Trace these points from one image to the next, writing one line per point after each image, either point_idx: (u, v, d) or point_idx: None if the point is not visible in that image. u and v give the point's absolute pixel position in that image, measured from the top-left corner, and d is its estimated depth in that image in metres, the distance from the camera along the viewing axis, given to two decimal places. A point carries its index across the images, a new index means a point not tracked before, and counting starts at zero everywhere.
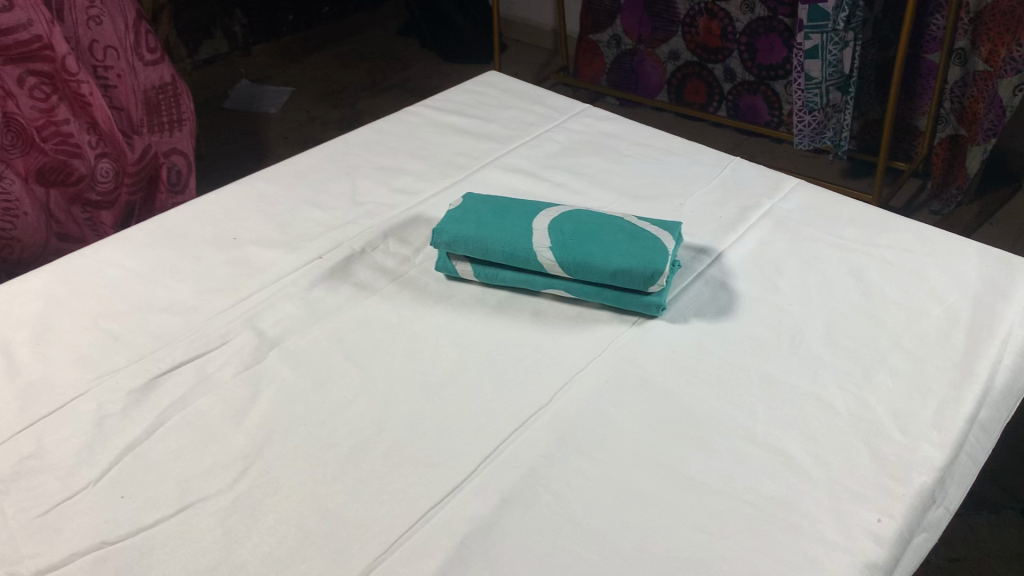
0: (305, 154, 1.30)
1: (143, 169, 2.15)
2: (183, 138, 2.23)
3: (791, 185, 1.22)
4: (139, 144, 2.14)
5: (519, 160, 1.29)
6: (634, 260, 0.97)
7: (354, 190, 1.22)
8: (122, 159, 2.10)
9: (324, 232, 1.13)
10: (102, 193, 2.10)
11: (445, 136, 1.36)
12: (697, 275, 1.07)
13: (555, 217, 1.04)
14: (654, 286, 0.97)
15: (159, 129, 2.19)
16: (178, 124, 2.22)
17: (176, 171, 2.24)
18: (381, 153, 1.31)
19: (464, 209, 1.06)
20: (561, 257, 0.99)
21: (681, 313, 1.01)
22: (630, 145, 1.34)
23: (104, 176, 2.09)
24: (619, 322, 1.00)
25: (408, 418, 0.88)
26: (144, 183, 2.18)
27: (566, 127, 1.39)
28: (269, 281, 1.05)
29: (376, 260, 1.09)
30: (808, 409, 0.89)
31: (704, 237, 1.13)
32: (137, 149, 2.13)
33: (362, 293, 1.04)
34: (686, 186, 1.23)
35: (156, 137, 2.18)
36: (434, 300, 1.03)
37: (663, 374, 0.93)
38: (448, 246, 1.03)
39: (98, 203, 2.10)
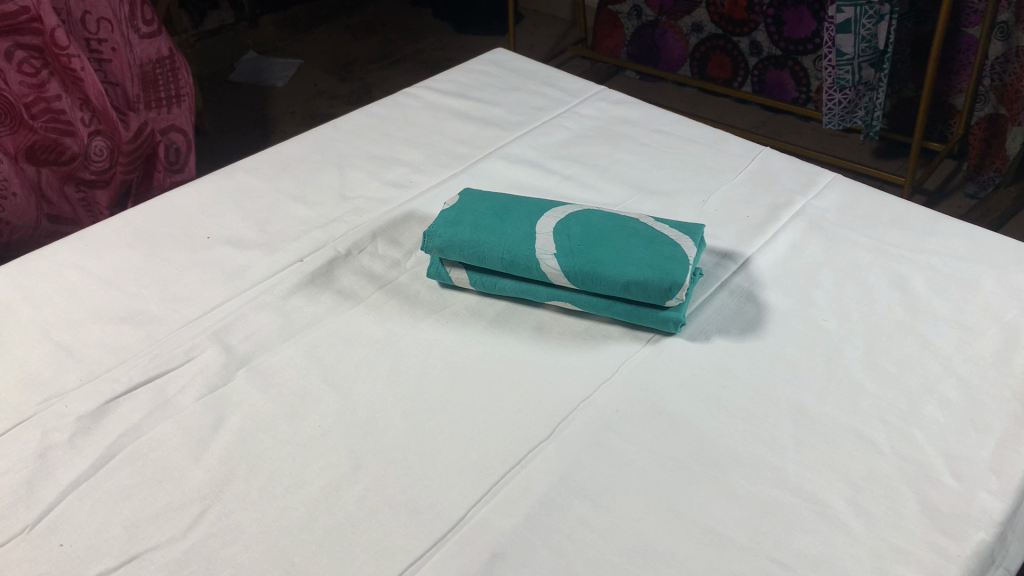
0: (291, 142, 1.19)
1: (140, 148, 2.02)
2: (183, 114, 2.14)
3: (827, 180, 1.10)
4: (135, 122, 2.02)
5: (525, 150, 1.17)
6: (650, 270, 0.86)
7: (343, 183, 1.11)
8: (118, 137, 1.99)
9: (306, 231, 1.02)
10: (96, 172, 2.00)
11: (446, 121, 1.24)
12: (721, 284, 0.95)
13: (561, 218, 0.93)
14: (672, 300, 0.86)
15: (156, 106, 2.08)
16: (178, 100, 2.12)
17: (175, 149, 2.13)
18: (375, 141, 1.19)
19: (459, 209, 0.95)
20: (567, 266, 0.88)
21: (702, 329, 0.90)
22: (649, 133, 1.21)
23: (97, 155, 1.97)
24: (631, 339, 0.89)
25: (390, 453, 0.77)
26: (142, 162, 2.06)
27: (579, 112, 1.27)
28: (242, 288, 0.94)
29: (363, 264, 0.98)
30: (845, 447, 0.78)
31: (728, 240, 1.01)
32: (133, 126, 2.01)
33: (345, 303, 0.93)
34: (709, 181, 1.11)
35: (156, 115, 2.09)
36: (425, 311, 0.93)
37: (680, 405, 0.82)
38: (441, 251, 0.92)
39: (93, 182, 2.01)
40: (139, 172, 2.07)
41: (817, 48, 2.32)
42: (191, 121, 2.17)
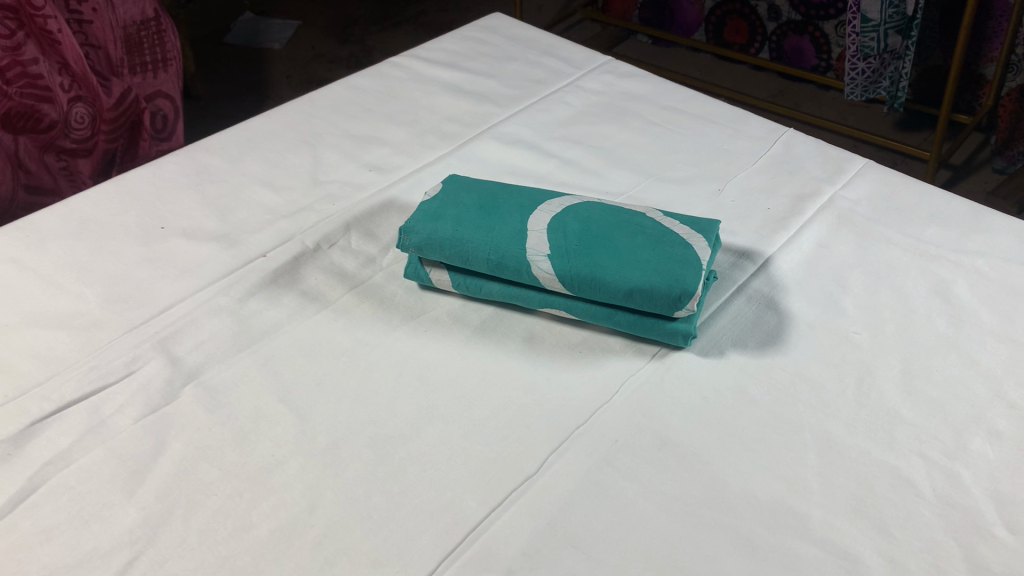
0: (262, 118, 1.07)
1: (123, 114, 1.91)
2: (170, 79, 2.02)
3: (858, 167, 0.98)
4: (118, 88, 1.89)
5: (520, 129, 1.06)
6: (657, 276, 0.74)
7: (317, 166, 0.99)
8: (100, 104, 1.85)
9: (271, 222, 0.91)
10: (77, 140, 1.86)
11: (435, 95, 1.12)
12: (737, 289, 0.84)
13: (556, 212, 0.82)
14: (681, 311, 0.75)
15: (141, 71, 1.96)
16: (164, 65, 2.00)
17: (161, 116, 2.02)
18: (355, 118, 1.08)
19: (441, 201, 0.83)
20: (561, 270, 0.77)
21: (716, 342, 0.79)
22: (659, 111, 1.09)
23: (78, 122, 1.84)
24: (634, 353, 0.78)
25: (353, 491, 0.67)
26: (125, 131, 1.94)
27: (581, 86, 1.14)
28: (195, 287, 0.84)
29: (333, 261, 0.87)
30: (881, 489, 0.67)
31: (746, 237, 0.89)
32: (115, 92, 1.88)
33: (310, 306, 0.82)
34: (725, 166, 0.99)
35: (139, 80, 1.97)
36: (401, 317, 0.82)
37: (689, 435, 0.71)
38: (419, 250, 0.81)
39: (73, 151, 1.87)
40: (121, 139, 1.94)
41: (840, 13, 2.17)
42: (179, 86, 2.06)
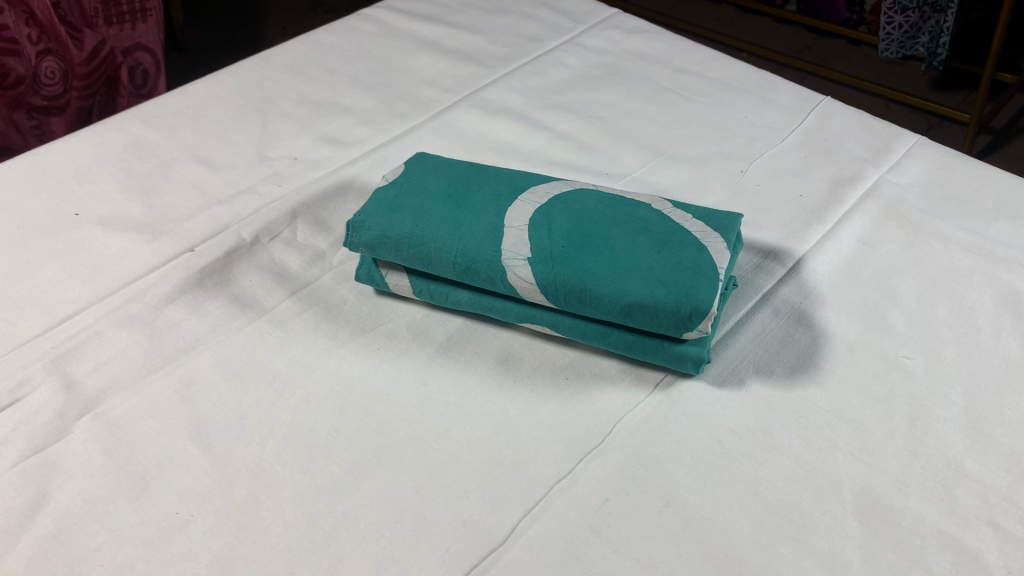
0: (207, 81, 0.92)
1: (98, 71, 1.57)
2: (150, 30, 1.65)
3: (907, 145, 0.82)
4: (90, 40, 1.54)
5: (507, 95, 0.90)
6: (662, 289, 0.59)
7: (266, 139, 0.85)
8: (69, 57, 1.51)
9: (205, 208, 0.77)
10: (48, 97, 1.52)
11: (410, 54, 0.97)
12: (761, 299, 0.69)
13: (540, 203, 0.67)
14: (691, 332, 0.60)
15: (118, 22, 1.60)
16: (142, 14, 1.63)
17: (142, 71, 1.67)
18: (314, 81, 0.93)
19: (400, 188, 0.68)
20: (544, 279, 0.62)
21: (734, 368, 0.64)
22: (672, 74, 0.93)
23: (48, 77, 1.50)
24: (632, 381, 0.64)
25: (270, 565, 0.53)
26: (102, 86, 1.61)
27: (582, 44, 0.98)
28: (104, 290, 0.69)
29: (273, 258, 0.73)
30: (941, 571, 0.52)
31: (772, 231, 0.74)
32: (88, 45, 1.54)
33: (242, 315, 0.68)
34: (748, 142, 0.83)
35: (116, 31, 1.62)
36: (350, 330, 0.67)
37: (699, 493, 0.56)
38: (371, 249, 0.66)
39: (46, 108, 1.53)
40: (98, 95, 1.60)
41: None
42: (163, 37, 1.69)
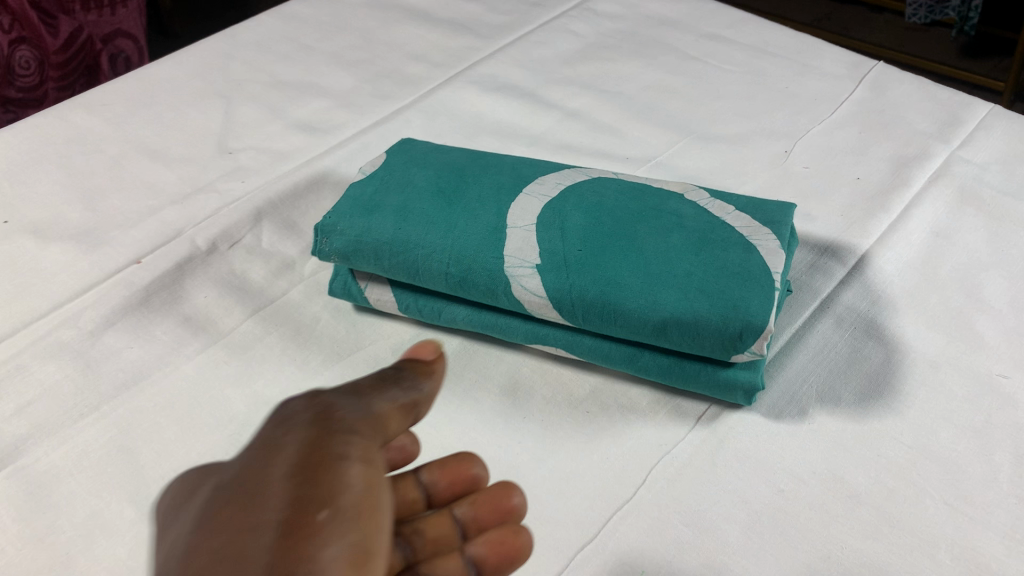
0: (164, 63, 0.81)
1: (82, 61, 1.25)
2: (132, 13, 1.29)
3: (978, 116, 0.70)
4: (66, 27, 1.21)
5: (507, 69, 0.78)
6: (705, 301, 0.48)
7: (228, 127, 0.73)
8: (42, 44, 1.18)
9: (156, 210, 0.65)
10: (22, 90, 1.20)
11: (396, 26, 0.85)
12: (819, 306, 0.57)
13: (550, 197, 0.55)
14: (741, 355, 0.48)
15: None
16: None
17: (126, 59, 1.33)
18: (287, 59, 0.81)
19: (381, 183, 0.57)
20: (556, 292, 0.50)
21: (792, 395, 0.52)
22: (697, 39, 0.81)
23: (23, 68, 1.17)
24: (668, 413, 0.52)
25: None
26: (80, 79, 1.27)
27: (592, 9, 0.86)
28: (31, 314, 0.58)
29: (235, 270, 0.61)
30: None
31: (827, 223, 0.62)
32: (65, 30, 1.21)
33: (195, 341, 0.57)
34: (790, 116, 0.71)
35: (94, 17, 1.24)
36: (325, 357, 0.56)
37: (759, 560, 0.45)
38: (346, 259, 0.55)
39: (23, 102, 1.19)
40: (76, 85, 1.27)
41: None
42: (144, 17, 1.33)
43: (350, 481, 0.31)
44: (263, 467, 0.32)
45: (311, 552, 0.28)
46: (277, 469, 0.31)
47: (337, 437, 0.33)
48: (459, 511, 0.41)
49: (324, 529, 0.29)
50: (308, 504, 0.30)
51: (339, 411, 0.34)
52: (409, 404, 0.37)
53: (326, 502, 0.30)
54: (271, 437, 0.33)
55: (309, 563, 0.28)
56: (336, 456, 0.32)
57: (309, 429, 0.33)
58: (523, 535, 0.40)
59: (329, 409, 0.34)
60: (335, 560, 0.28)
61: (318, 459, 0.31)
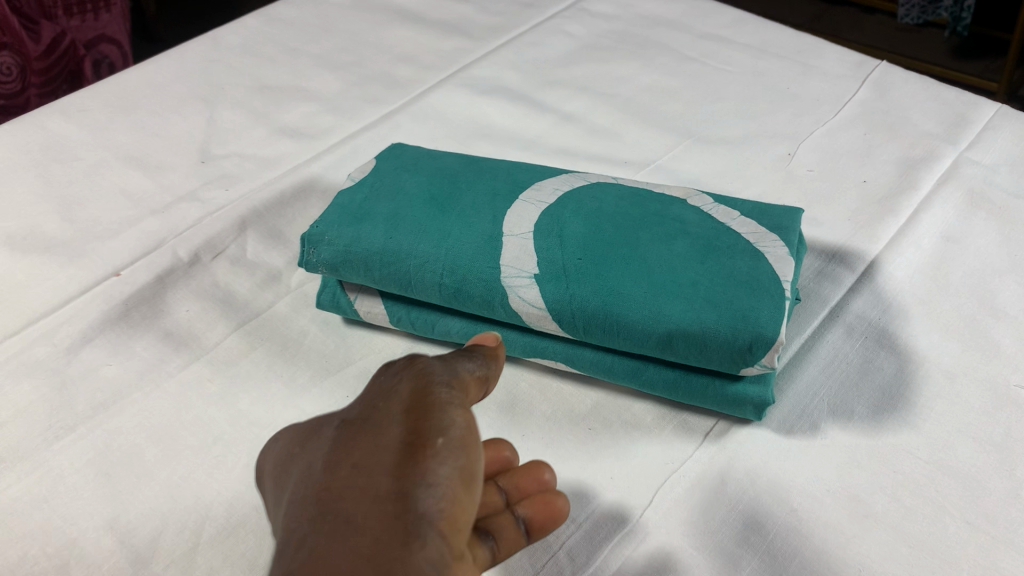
0: (145, 68, 0.78)
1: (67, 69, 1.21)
2: (116, 19, 1.26)
3: (986, 117, 0.68)
4: (49, 32, 1.16)
5: (500, 72, 0.76)
6: (712, 311, 0.45)
7: (212, 134, 0.71)
8: (22, 50, 1.13)
9: (137, 219, 0.63)
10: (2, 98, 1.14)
11: (384, 28, 0.82)
12: (829, 315, 0.55)
13: (548, 203, 0.53)
14: (751, 368, 0.46)
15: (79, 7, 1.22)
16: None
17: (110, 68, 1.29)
18: (273, 63, 0.78)
19: (371, 190, 0.55)
20: (556, 303, 0.48)
21: (804, 408, 0.50)
22: (695, 40, 0.79)
23: (4, 74, 1.11)
24: (674, 430, 0.50)
25: None
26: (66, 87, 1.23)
27: (586, 10, 0.84)
28: (4, 330, 0.55)
29: (219, 282, 0.59)
30: None
31: (834, 228, 0.60)
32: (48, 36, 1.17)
33: (177, 357, 0.54)
34: (792, 118, 0.69)
35: (77, 22, 1.22)
36: (313, 372, 0.53)
37: None
38: (335, 269, 0.52)
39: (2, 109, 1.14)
40: (60, 93, 1.22)
41: None
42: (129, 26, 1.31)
43: (457, 416, 0.32)
44: (382, 409, 0.34)
45: (429, 468, 0.30)
46: (394, 408, 0.33)
47: (441, 382, 0.34)
48: (500, 482, 0.38)
49: (441, 451, 0.30)
50: (419, 438, 0.31)
51: (431, 366, 0.36)
52: (482, 376, 0.38)
53: (440, 427, 0.31)
54: (384, 384, 0.35)
55: (427, 477, 0.29)
56: (440, 394, 0.33)
57: (413, 379, 0.35)
58: (559, 500, 0.37)
59: (429, 361, 0.36)
60: (449, 477, 0.30)
61: (427, 397, 0.33)
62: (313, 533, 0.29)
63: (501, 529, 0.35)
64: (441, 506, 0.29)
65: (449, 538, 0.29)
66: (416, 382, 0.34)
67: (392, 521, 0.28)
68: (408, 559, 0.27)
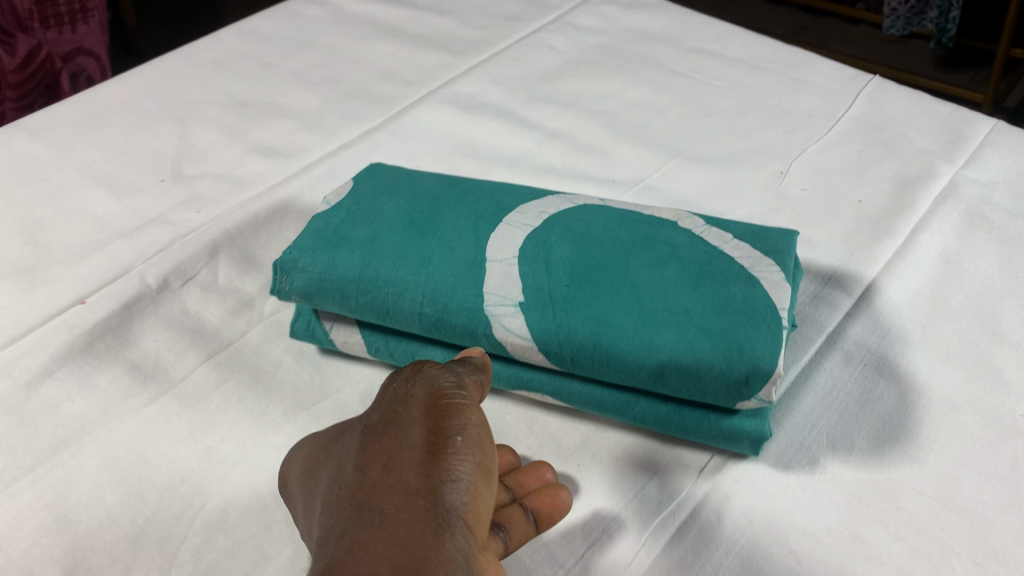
0: (116, 84, 0.75)
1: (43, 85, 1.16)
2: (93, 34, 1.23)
3: (982, 133, 0.66)
4: (25, 45, 1.11)
5: (484, 87, 0.74)
6: (706, 342, 0.43)
7: (184, 153, 0.68)
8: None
9: (103, 244, 0.60)
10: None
11: (364, 42, 0.80)
12: (826, 342, 0.53)
13: (533, 226, 0.51)
14: (747, 402, 0.44)
15: (56, 23, 1.18)
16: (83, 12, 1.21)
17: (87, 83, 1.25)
18: (249, 79, 0.76)
19: (348, 214, 0.52)
20: (541, 333, 0.45)
21: (802, 441, 0.48)
22: (683, 54, 0.77)
23: None
24: (667, 466, 0.47)
25: None
26: (41, 102, 1.17)
27: (571, 23, 0.82)
28: None
29: (189, 310, 0.56)
30: None
31: (829, 250, 0.58)
32: (24, 49, 1.11)
33: (144, 390, 0.51)
34: (783, 134, 0.67)
35: (54, 34, 1.19)
36: (287, 406, 0.50)
37: None
38: (309, 297, 0.50)
39: None
40: (35, 108, 1.16)
41: None
42: (105, 41, 1.27)
43: (472, 415, 0.35)
44: (399, 410, 0.36)
45: (450, 465, 0.32)
46: (412, 411, 0.35)
47: (453, 385, 0.37)
48: (507, 486, 0.43)
49: (460, 447, 0.33)
50: (440, 434, 0.33)
51: (440, 370, 0.38)
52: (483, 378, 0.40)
53: (458, 428, 0.33)
54: (399, 393, 0.37)
55: (450, 473, 0.32)
56: (455, 398, 0.35)
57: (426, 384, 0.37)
58: (562, 493, 0.42)
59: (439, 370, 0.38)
60: (469, 472, 0.32)
61: (444, 398, 0.35)
62: (347, 527, 0.31)
63: (512, 520, 0.39)
64: (465, 500, 0.31)
65: (473, 528, 0.31)
66: (430, 386, 0.36)
67: (421, 512, 0.30)
68: (440, 548, 0.29)
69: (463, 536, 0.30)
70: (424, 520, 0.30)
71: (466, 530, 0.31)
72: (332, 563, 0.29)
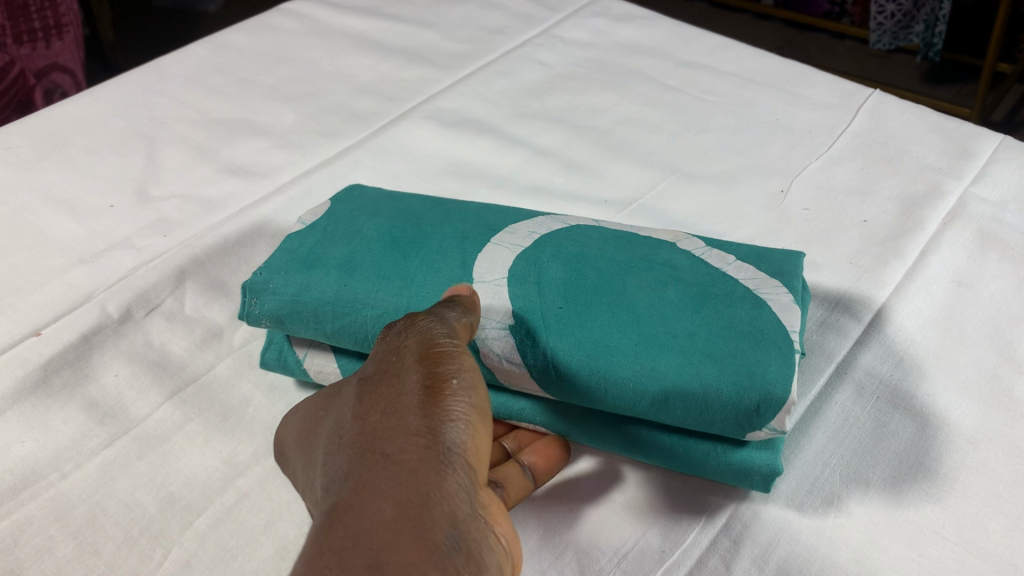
0: (80, 102, 0.71)
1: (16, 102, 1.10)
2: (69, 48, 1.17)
3: (989, 149, 0.63)
4: None
5: (469, 103, 0.70)
6: (712, 366, 0.40)
7: (151, 174, 0.64)
8: None
9: (62, 271, 0.56)
10: None
11: (343, 57, 0.77)
12: (836, 372, 0.49)
13: (524, 246, 0.47)
14: (756, 433, 0.40)
15: (30, 37, 1.13)
16: (59, 27, 1.16)
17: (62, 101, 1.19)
18: (222, 95, 0.72)
19: (325, 234, 0.49)
20: (533, 356, 0.42)
21: (814, 478, 0.44)
22: (675, 68, 0.74)
23: None
24: (669, 507, 0.44)
25: None
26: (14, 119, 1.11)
27: (559, 37, 0.79)
28: None
29: (153, 342, 0.52)
30: None
31: (835, 271, 0.55)
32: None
33: (102, 431, 0.47)
34: (782, 151, 0.64)
35: (27, 50, 1.13)
36: (259, 446, 0.47)
37: None
38: (281, 322, 0.46)
39: None
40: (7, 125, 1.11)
41: None
42: (80, 57, 1.22)
43: (464, 363, 0.34)
44: (391, 361, 0.35)
45: (447, 407, 0.31)
46: (405, 359, 0.34)
47: (444, 335, 0.36)
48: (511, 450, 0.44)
49: (455, 391, 0.32)
50: (435, 381, 0.32)
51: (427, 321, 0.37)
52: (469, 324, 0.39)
53: (452, 372, 0.33)
54: (391, 343, 0.36)
55: (449, 414, 0.31)
56: (446, 346, 0.35)
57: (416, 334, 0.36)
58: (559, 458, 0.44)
59: (429, 321, 0.37)
60: (467, 414, 0.31)
61: (435, 347, 0.34)
62: (347, 470, 0.30)
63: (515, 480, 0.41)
64: (464, 439, 0.30)
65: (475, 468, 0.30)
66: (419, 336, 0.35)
67: (421, 449, 0.29)
68: (443, 481, 0.29)
69: (466, 472, 0.30)
70: (426, 455, 0.29)
71: (468, 467, 0.30)
72: (338, 502, 0.28)
